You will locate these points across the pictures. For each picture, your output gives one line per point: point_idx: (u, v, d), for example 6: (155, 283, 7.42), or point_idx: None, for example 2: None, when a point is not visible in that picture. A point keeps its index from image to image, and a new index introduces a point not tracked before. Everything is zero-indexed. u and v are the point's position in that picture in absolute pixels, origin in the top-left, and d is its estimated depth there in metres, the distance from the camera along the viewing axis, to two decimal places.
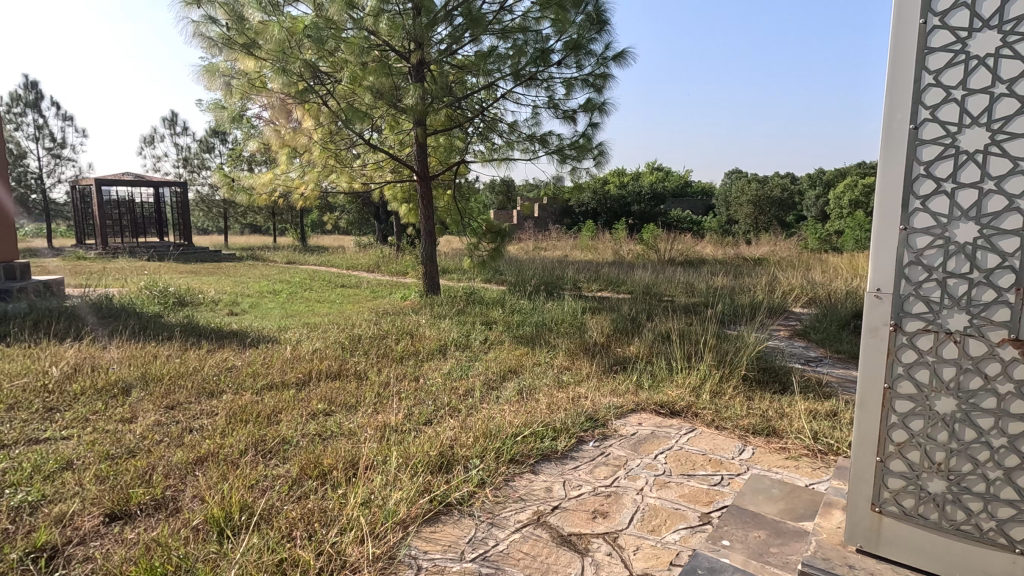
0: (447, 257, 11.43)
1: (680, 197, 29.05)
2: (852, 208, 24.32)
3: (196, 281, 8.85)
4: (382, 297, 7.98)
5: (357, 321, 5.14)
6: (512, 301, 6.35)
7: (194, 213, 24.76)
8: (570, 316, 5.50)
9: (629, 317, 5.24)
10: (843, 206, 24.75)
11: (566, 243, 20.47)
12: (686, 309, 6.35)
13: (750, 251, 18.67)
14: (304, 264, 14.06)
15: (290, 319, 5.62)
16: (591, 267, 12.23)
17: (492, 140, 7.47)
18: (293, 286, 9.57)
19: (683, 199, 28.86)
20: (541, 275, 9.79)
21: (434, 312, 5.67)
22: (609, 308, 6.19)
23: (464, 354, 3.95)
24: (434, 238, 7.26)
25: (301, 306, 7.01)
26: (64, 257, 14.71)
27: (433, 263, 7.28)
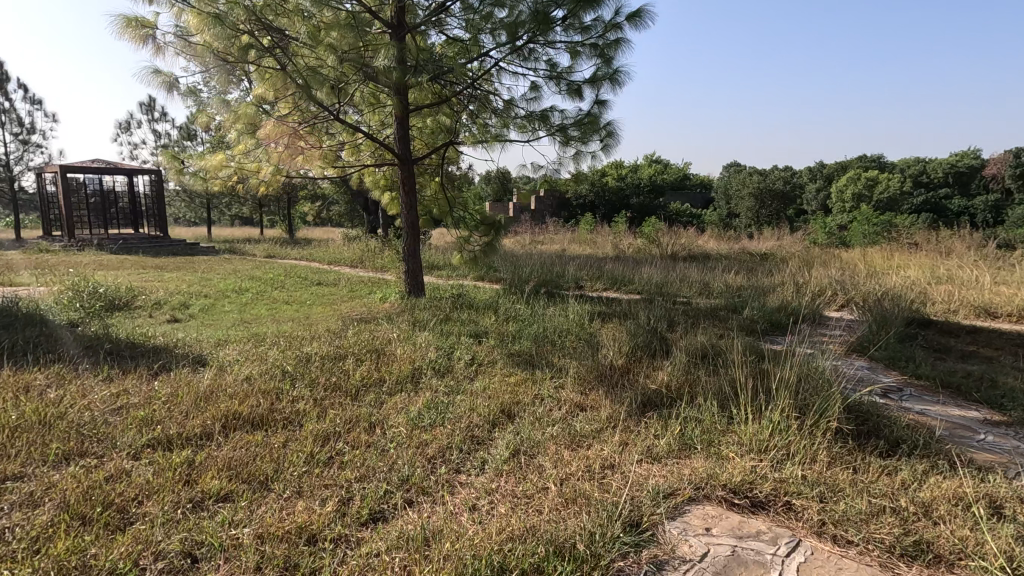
0: (436, 251, 10.47)
1: (681, 189, 28.12)
2: (858, 201, 23.49)
3: (153, 279, 7.87)
4: (361, 298, 7.05)
5: (317, 333, 4.20)
6: (507, 306, 5.43)
7: (176, 204, 23.67)
8: (576, 325, 4.57)
9: (648, 328, 4.32)
10: (848, 199, 23.92)
11: (563, 237, 19.52)
12: (709, 316, 5.43)
13: (756, 246, 17.80)
14: (282, 258, 13.07)
15: (242, 328, 4.68)
16: (593, 263, 11.31)
17: (485, 119, 6.51)
18: (264, 283, 8.61)
19: (684, 191, 27.93)
20: (537, 272, 8.86)
21: (413, 320, 4.74)
22: (621, 313, 5.28)
23: (443, 384, 3.02)
24: (417, 230, 6.31)
25: (265, 309, 6.08)
26: (24, 249, 13.64)
27: (416, 260, 6.33)
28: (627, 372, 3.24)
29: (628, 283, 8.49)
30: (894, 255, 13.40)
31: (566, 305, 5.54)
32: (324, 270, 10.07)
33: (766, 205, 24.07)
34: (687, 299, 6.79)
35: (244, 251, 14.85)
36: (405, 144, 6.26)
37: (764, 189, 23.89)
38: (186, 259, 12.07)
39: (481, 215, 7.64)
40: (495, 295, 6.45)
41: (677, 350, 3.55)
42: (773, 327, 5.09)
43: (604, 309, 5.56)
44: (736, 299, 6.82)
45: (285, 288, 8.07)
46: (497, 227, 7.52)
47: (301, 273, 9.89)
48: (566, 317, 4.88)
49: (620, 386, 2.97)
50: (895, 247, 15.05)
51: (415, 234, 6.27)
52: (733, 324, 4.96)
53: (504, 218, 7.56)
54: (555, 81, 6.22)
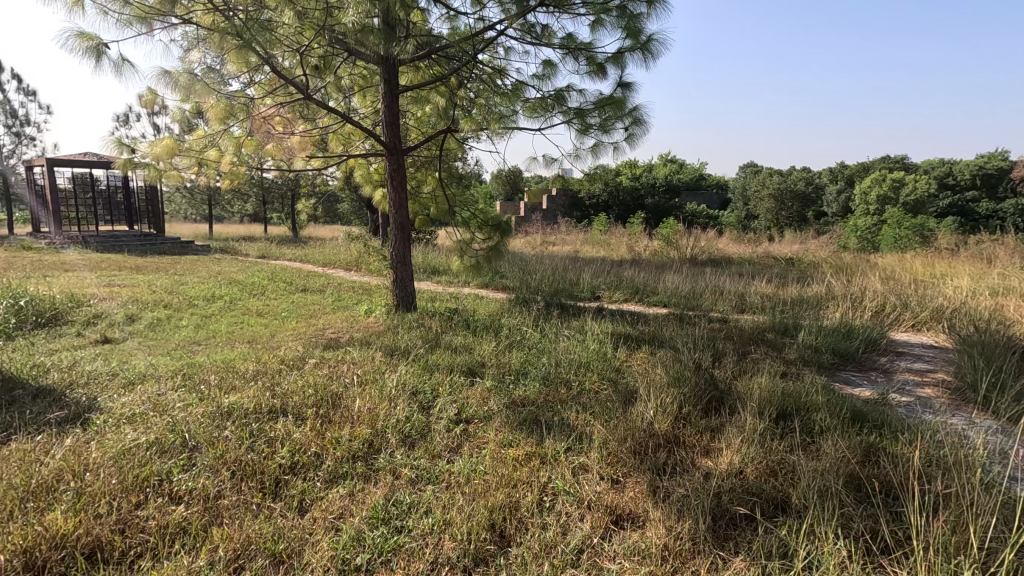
0: (436, 254, 9.55)
1: (698, 189, 27.01)
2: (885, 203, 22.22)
3: (117, 284, 7.02)
4: (347, 309, 6.13)
5: (263, 366, 3.28)
6: (510, 326, 4.45)
7: (177, 200, 23.01)
8: (597, 357, 3.61)
9: (692, 364, 3.35)
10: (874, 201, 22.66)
11: (576, 238, 18.53)
12: (759, 342, 4.43)
13: (781, 249, 16.69)
14: (274, 258, 12.23)
15: (181, 353, 3.77)
16: (608, 268, 10.33)
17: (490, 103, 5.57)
18: (244, 289, 7.72)
19: (701, 191, 26.82)
20: (548, 280, 7.89)
21: (394, 346, 3.79)
22: (650, 338, 4.30)
23: (411, 466, 2.08)
24: (408, 232, 5.38)
25: (230, 324, 5.18)
26: (8, 246, 12.93)
27: (407, 268, 5.40)
28: (675, 447, 2.28)
29: (652, 294, 7.49)
30: (934, 261, 12.27)
31: (584, 327, 4.56)
32: (314, 273, 9.18)
33: (787, 207, 22.97)
34: (724, 316, 5.78)
35: (238, 250, 14.06)
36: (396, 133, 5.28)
37: (785, 189, 22.68)
38: (170, 259, 11.25)
39: (484, 214, 6.67)
40: (500, 310, 5.51)
41: (741, 406, 2.58)
42: (842, 359, 4.08)
43: (629, 331, 4.58)
44: (782, 316, 5.80)
45: (265, 295, 7.19)
46: (503, 228, 6.56)
47: (288, 276, 9.00)
48: (585, 343, 3.91)
49: (672, 478, 2.01)
50: (933, 252, 13.88)
51: (405, 237, 5.34)
52: (793, 355, 3.96)
53: (511, 219, 6.60)
54: (573, 57, 5.25)
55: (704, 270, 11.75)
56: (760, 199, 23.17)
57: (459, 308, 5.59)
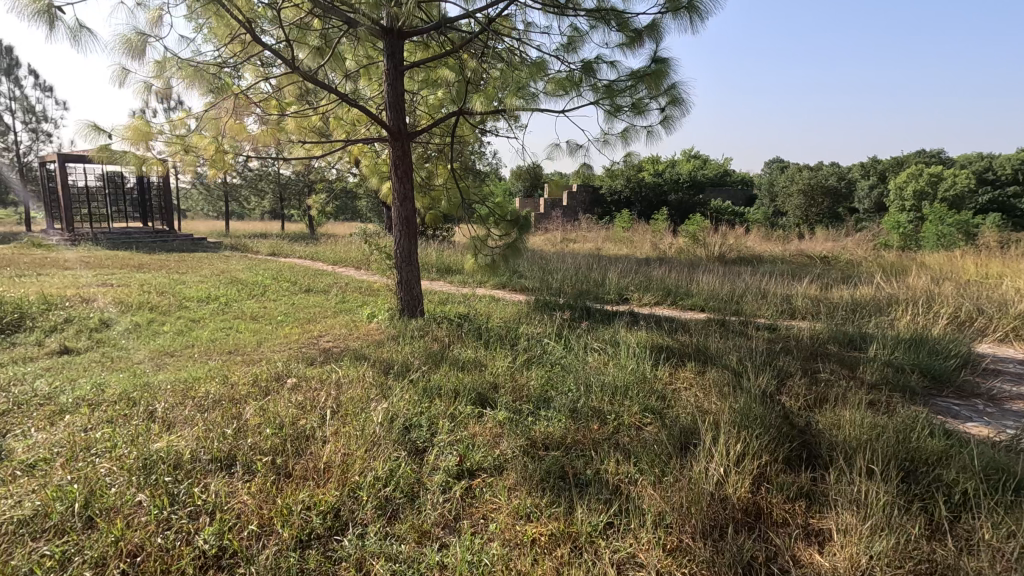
0: (450, 253, 8.94)
1: (725, 185, 26.00)
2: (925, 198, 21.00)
3: (108, 284, 6.57)
4: (349, 312, 5.57)
5: (229, 388, 2.71)
6: (528, 336, 3.81)
7: (194, 197, 22.87)
8: (635, 377, 2.95)
9: (758, 389, 2.68)
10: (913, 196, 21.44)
11: (597, 236, 17.79)
12: (827, 358, 3.72)
13: (816, 247, 15.72)
14: (284, 257, 11.76)
15: (142, 369, 3.22)
16: (634, 268, 9.62)
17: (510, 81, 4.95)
18: (243, 289, 7.20)
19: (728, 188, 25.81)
20: (571, 281, 7.23)
21: (390, 362, 3.18)
22: (696, 353, 3.62)
23: (388, 559, 1.48)
24: (415, 227, 4.76)
25: (216, 331, 4.65)
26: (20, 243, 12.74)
27: (412, 267, 4.78)
28: (759, 528, 1.64)
29: (686, 296, 6.77)
30: (987, 260, 11.28)
31: (615, 338, 3.90)
32: (320, 273, 8.64)
33: (817, 205, 21.75)
34: (773, 323, 5.06)
35: (249, 247, 13.67)
36: (402, 117, 4.66)
37: (815, 184, 21.46)
38: (176, 257, 10.84)
39: (501, 208, 6.04)
40: (517, 316, 4.89)
41: (840, 459, 1.92)
42: (933, 380, 3.35)
43: (670, 342, 3.91)
44: (841, 323, 5.05)
45: (265, 296, 6.67)
46: (522, 223, 5.92)
47: (293, 275, 8.48)
48: (620, 360, 3.25)
49: None
50: (983, 250, 12.85)
51: (411, 232, 4.73)
52: (874, 377, 3.24)
53: (530, 213, 5.96)
54: (604, 24, 4.58)
55: (736, 271, 10.96)
56: (789, 195, 21.97)
57: (471, 313, 4.98)
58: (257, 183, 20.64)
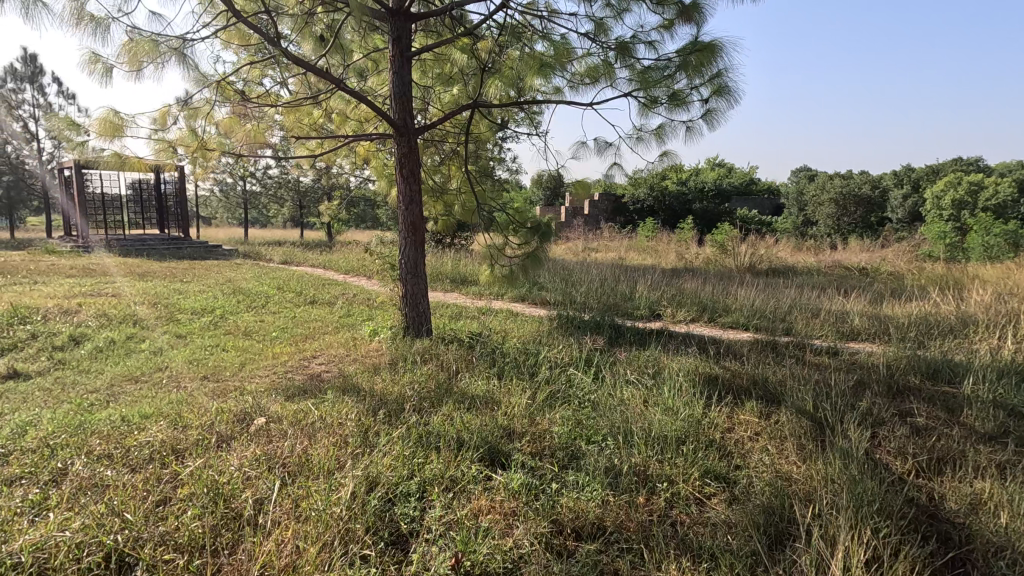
0: (465, 263, 8.40)
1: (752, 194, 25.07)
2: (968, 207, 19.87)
3: (100, 294, 6.16)
4: (352, 328, 5.04)
5: (179, 432, 2.17)
6: (551, 364, 3.21)
7: (214, 204, 22.83)
8: (686, 425, 2.35)
9: (853, 448, 2.05)
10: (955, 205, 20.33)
11: (620, 245, 17.11)
12: (919, 397, 3.04)
13: (855, 258, 14.77)
14: (296, 265, 11.35)
15: (90, 401, 2.71)
16: (663, 280, 8.94)
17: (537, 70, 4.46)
18: (245, 300, 6.75)
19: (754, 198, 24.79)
20: (596, 294, 6.60)
21: (383, 399, 2.62)
22: (756, 388, 2.99)
23: None
24: (423, 232, 4.18)
25: (201, 350, 4.16)
26: (34, 249, 12.58)
27: (419, 278, 4.20)
28: None
29: (725, 313, 6.09)
30: None
31: (654, 369, 3.28)
32: (329, 282, 8.17)
33: (847, 214, 20.47)
34: (833, 346, 4.38)
35: (263, 255, 13.34)
36: (408, 111, 4.13)
37: (847, 194, 20.38)
38: (184, 265, 10.48)
39: (520, 214, 5.47)
40: (538, 337, 4.29)
41: None
42: None
43: (720, 372, 3.28)
44: (914, 347, 4.34)
45: (266, 309, 6.18)
46: (543, 231, 5.35)
47: (300, 285, 8.02)
48: (664, 399, 2.64)
49: None
50: None
51: (417, 237, 4.16)
52: (988, 424, 2.57)
53: (552, 220, 5.38)
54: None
55: (772, 284, 10.20)
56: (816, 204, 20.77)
57: (486, 334, 4.40)
58: (275, 190, 20.43)
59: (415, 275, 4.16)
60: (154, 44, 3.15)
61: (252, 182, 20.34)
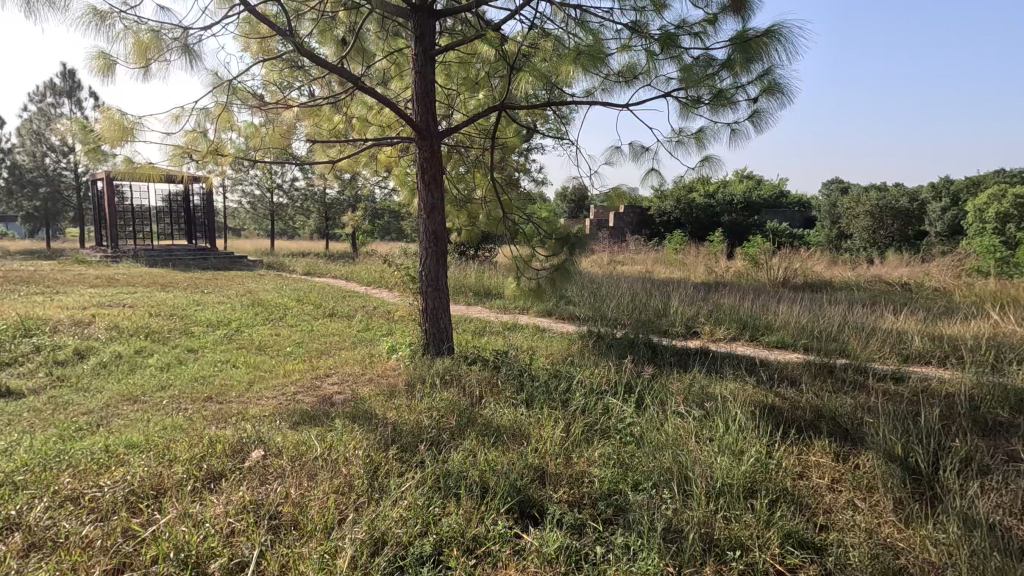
0: (489, 276, 8.11)
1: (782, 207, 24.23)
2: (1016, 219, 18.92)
3: (118, 305, 6.04)
4: (371, 343, 4.78)
5: (165, 467, 1.91)
6: (585, 388, 2.87)
7: (241, 216, 23.10)
8: (752, 470, 1.99)
9: (974, 511, 1.67)
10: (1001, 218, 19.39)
11: (648, 258, 16.66)
12: (1016, 434, 2.61)
13: (897, 272, 14.03)
14: (318, 276, 11.23)
15: (80, 425, 2.47)
16: (696, 295, 8.52)
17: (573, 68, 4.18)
18: (263, 312, 6.56)
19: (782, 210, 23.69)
20: (627, 309, 6.23)
21: (398, 431, 2.32)
22: (824, 423, 2.61)
23: None
24: (445, 242, 3.89)
25: (211, 365, 3.94)
26: (65, 259, 12.74)
27: (440, 291, 3.88)
28: None
29: (768, 330, 5.66)
30: None
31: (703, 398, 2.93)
32: (349, 295, 7.95)
33: (884, 225, 18.44)
34: (898, 371, 3.94)
35: (286, 266, 13.30)
36: (432, 115, 3.87)
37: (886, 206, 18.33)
38: (209, 276, 10.45)
39: (548, 224, 5.17)
40: (569, 356, 3.96)
41: None
42: None
43: (778, 401, 2.91)
44: (991, 373, 3.87)
45: (284, 322, 5.97)
46: (574, 241, 5.04)
47: (320, 296, 7.82)
48: (721, 435, 2.29)
49: None
50: None
51: (439, 248, 3.86)
52: None
53: (583, 230, 5.06)
54: None
55: (812, 299, 9.67)
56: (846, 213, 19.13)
57: (512, 352, 4.09)
58: (301, 202, 20.57)
59: (435, 287, 3.84)
60: (160, 37, 3.00)
61: (279, 194, 20.52)
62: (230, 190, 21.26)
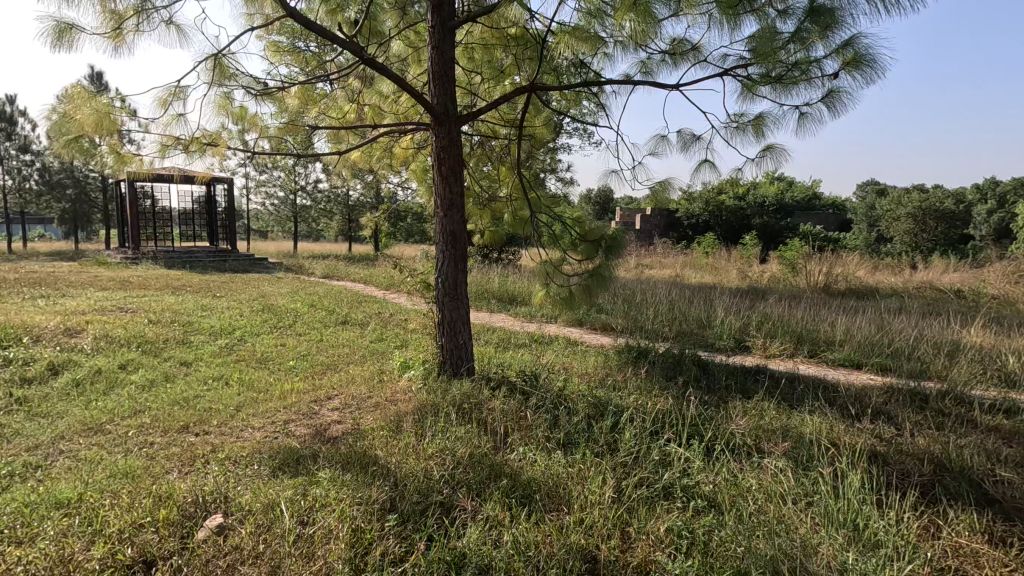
0: (514, 283, 7.58)
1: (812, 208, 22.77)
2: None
3: (119, 311, 5.68)
4: (384, 357, 4.29)
5: (84, 545, 1.42)
6: (637, 427, 2.32)
7: (265, 218, 23.08)
8: (889, 571, 1.41)
9: None
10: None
11: (679, 261, 15.94)
12: None
13: (943, 277, 12.94)
14: (337, 279, 10.85)
15: (14, 467, 2.02)
16: (738, 302, 7.85)
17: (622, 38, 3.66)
18: (271, 319, 6.14)
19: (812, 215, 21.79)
20: (667, 320, 5.63)
21: (400, 492, 1.79)
22: (954, 482, 2.01)
23: None
24: (466, 245, 3.34)
25: (202, 383, 3.48)
26: (87, 259, 12.66)
27: (459, 301, 3.32)
28: None
29: (829, 346, 4.99)
30: None
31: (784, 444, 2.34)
32: (365, 299, 7.51)
33: (928, 229, 16.13)
34: (1008, 401, 3.28)
35: (306, 268, 13.00)
36: (453, 100, 3.34)
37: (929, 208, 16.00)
38: (226, 279, 10.16)
39: (580, 225, 4.63)
40: (608, 380, 3.40)
41: None
42: None
43: (881, 446, 2.30)
44: None
45: (292, 330, 5.54)
46: (610, 245, 4.49)
47: (334, 301, 7.39)
48: (828, 506, 1.71)
49: None
50: None
51: (459, 251, 3.31)
52: None
53: (620, 231, 4.49)
54: None
55: (864, 308, 8.90)
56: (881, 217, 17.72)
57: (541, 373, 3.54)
58: (324, 204, 20.39)
59: (454, 295, 3.29)
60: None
61: (302, 196, 20.41)
62: (255, 192, 21.24)
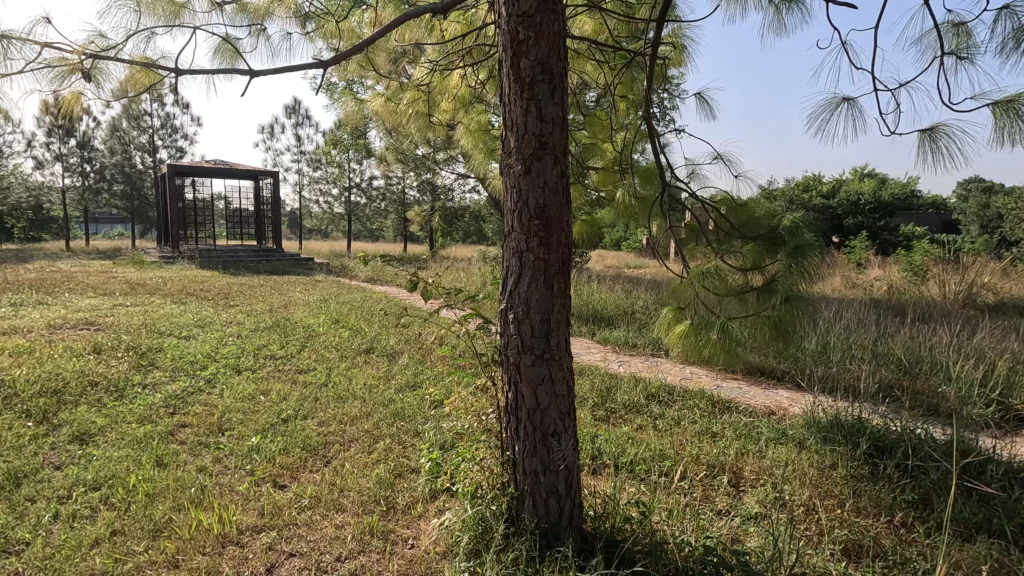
0: (601, 296, 5.72)
1: (920, 208, 18.86)
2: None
3: (78, 329, 4.28)
4: (412, 433, 2.55)
5: None
6: None
7: (321, 217, 22.28)
8: None
9: None
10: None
11: None
12: None
13: None
14: (383, 284, 9.35)
15: None
16: (916, 324, 5.61)
17: None
18: (277, 340, 4.57)
19: (914, 213, 17.81)
20: (853, 364, 3.60)
21: None
22: None
23: None
24: (569, 239, 1.50)
25: (58, 504, 1.85)
26: (124, 259, 11.85)
27: (555, 363, 1.48)
28: None
29: None
30: None
31: None
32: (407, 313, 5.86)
33: None
34: None
35: (352, 269, 11.62)
36: None
37: None
38: (255, 282, 8.80)
39: (741, 212, 2.71)
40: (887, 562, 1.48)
41: None
42: None
43: None
44: None
45: (295, 360, 3.93)
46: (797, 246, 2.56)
47: (368, 315, 5.79)
48: None
49: None
50: None
51: (555, 250, 1.47)
52: None
53: (817, 224, 2.56)
54: None
55: None
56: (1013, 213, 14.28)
57: (715, 524, 1.68)
58: (379, 202, 19.24)
59: (542, 350, 1.46)
60: None
61: (356, 193, 19.31)
62: (309, 190, 20.39)
